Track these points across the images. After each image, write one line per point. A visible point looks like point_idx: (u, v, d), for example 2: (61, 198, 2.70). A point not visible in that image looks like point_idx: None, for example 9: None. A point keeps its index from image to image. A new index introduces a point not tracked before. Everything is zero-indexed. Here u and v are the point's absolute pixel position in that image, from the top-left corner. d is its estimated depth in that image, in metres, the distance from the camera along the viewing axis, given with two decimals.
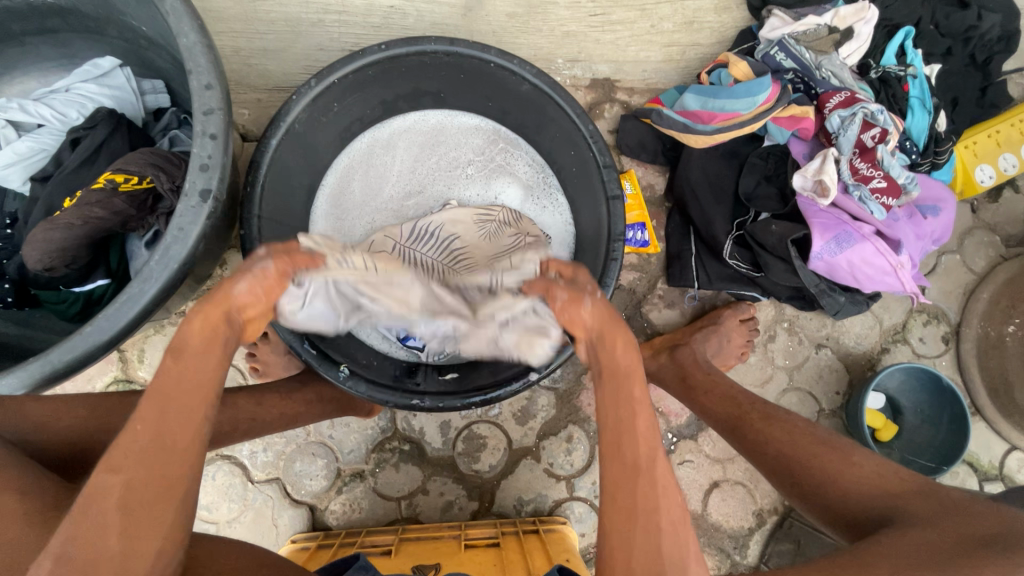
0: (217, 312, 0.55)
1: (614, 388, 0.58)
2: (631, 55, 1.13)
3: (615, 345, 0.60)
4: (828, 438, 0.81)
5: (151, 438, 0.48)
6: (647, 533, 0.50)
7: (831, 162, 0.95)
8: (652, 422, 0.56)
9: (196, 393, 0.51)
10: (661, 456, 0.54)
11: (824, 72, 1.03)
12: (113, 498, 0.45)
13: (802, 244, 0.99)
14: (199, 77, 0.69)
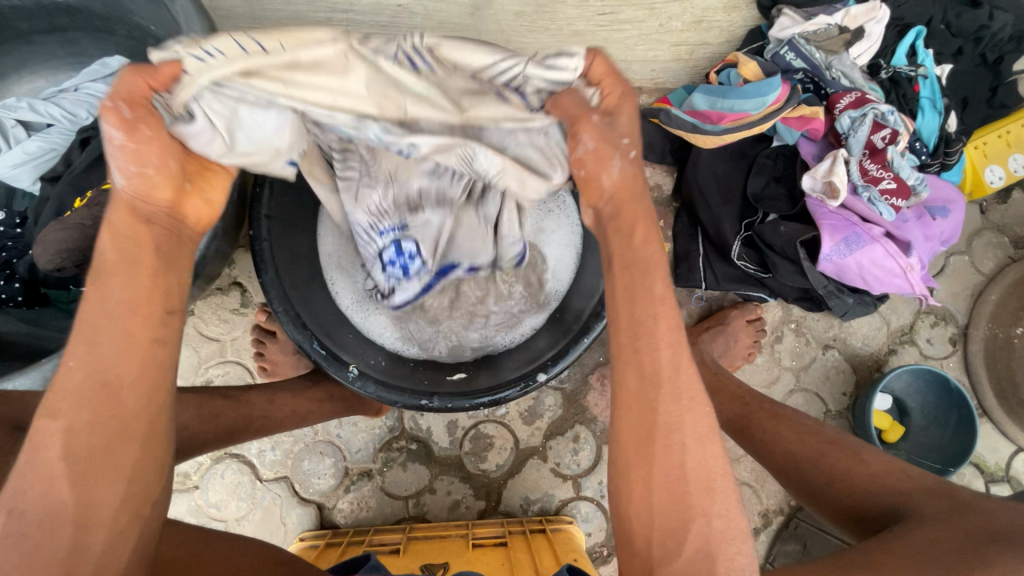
0: (128, 215, 0.48)
1: (636, 274, 0.53)
2: (640, 54, 1.12)
3: (631, 227, 0.54)
4: (839, 438, 0.80)
5: (87, 385, 0.44)
6: (670, 455, 0.50)
7: (841, 163, 0.95)
8: (676, 324, 0.53)
9: (127, 316, 0.46)
10: (687, 365, 0.52)
11: (834, 71, 1.03)
12: (54, 450, 0.43)
13: (811, 246, 0.99)
14: None
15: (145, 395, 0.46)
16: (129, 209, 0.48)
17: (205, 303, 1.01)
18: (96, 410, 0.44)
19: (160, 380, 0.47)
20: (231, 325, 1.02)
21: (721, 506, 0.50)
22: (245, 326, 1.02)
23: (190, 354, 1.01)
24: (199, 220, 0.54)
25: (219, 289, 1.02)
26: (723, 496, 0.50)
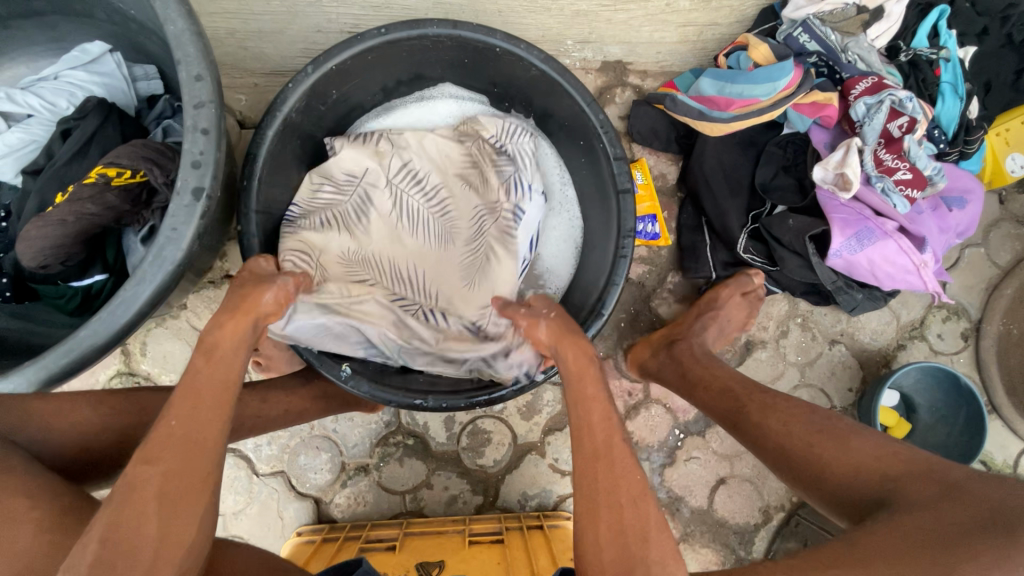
0: (239, 317, 0.66)
1: (579, 374, 0.68)
2: (645, 36, 1.06)
3: (573, 339, 0.71)
4: (826, 424, 0.76)
5: (184, 433, 0.55)
6: (614, 513, 0.58)
7: (854, 153, 0.90)
8: (609, 412, 0.65)
9: (221, 390, 0.60)
10: (618, 439, 0.63)
11: (850, 54, 0.98)
12: (151, 487, 0.51)
13: (821, 240, 0.95)
14: (189, 67, 0.66)
15: (215, 455, 0.56)
16: (247, 314, 0.66)
17: (197, 296, 0.99)
18: (180, 457, 0.53)
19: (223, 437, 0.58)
20: None
21: (660, 556, 0.55)
22: None
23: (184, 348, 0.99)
24: (279, 302, 0.71)
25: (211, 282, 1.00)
26: (663, 547, 0.56)
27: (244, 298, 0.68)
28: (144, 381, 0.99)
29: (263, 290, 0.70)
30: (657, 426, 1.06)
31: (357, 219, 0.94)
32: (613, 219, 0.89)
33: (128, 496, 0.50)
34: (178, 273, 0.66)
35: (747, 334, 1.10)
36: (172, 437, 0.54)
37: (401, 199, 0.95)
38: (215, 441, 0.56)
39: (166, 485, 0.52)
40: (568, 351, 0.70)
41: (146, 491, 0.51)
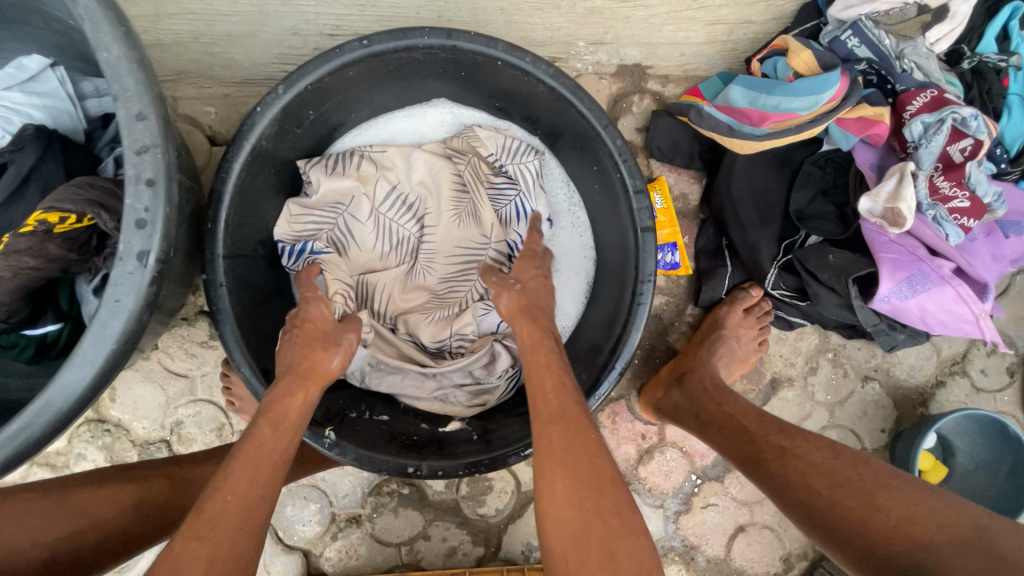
0: (300, 385, 0.65)
1: (532, 346, 0.67)
2: (668, 36, 0.93)
3: (530, 314, 0.71)
4: (846, 474, 0.62)
5: (238, 511, 0.53)
6: (569, 471, 0.56)
7: (909, 183, 0.79)
8: (564, 381, 0.64)
9: (274, 465, 0.58)
10: (571, 404, 0.61)
11: (906, 63, 0.85)
12: (198, 566, 0.48)
13: (865, 281, 0.85)
14: (127, 105, 0.55)
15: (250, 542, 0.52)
16: (318, 382, 0.66)
17: (170, 336, 0.90)
18: (228, 530, 0.51)
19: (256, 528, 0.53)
20: (200, 359, 0.92)
21: (616, 524, 0.54)
22: (216, 361, 0.92)
23: (157, 392, 0.91)
24: (340, 366, 0.70)
25: (184, 319, 0.91)
26: (613, 499, 0.55)
27: (309, 365, 0.67)
28: (115, 429, 0.90)
29: (330, 354, 0.69)
30: (672, 472, 0.98)
31: (342, 239, 0.85)
32: (632, 257, 0.78)
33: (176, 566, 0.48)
34: (125, 351, 0.56)
35: (773, 370, 1.01)
36: (226, 514, 0.52)
37: (383, 223, 0.86)
38: (258, 523, 0.54)
39: (214, 565, 0.49)
40: (522, 328, 0.69)
41: (195, 566, 0.48)
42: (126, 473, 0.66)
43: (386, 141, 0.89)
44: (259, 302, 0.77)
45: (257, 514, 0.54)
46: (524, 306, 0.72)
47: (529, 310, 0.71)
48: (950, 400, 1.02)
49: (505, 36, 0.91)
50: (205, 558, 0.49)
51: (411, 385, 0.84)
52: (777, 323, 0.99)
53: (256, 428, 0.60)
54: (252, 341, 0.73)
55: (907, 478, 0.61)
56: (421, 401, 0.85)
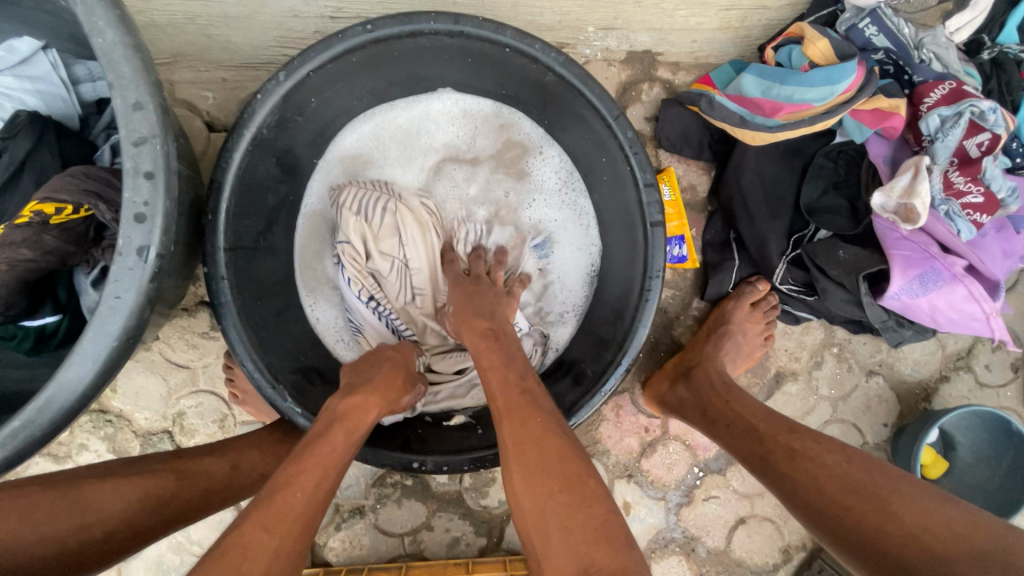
0: (371, 399, 0.65)
1: (484, 350, 0.66)
2: (680, 22, 0.90)
3: (473, 316, 0.71)
4: (860, 480, 0.62)
5: (303, 511, 0.53)
6: (522, 461, 0.54)
7: (924, 178, 0.77)
8: (515, 373, 0.63)
9: (337, 472, 0.58)
10: (520, 393, 0.60)
11: (925, 53, 0.82)
12: (262, 560, 0.48)
13: (874, 277, 0.84)
14: (123, 94, 0.53)
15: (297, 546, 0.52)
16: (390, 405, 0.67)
17: (170, 327, 0.89)
18: (293, 532, 0.51)
19: (306, 531, 0.53)
20: (202, 350, 0.91)
21: (565, 501, 0.51)
22: (217, 352, 0.91)
23: (158, 383, 0.90)
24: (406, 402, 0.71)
25: (185, 310, 0.90)
26: (568, 473, 0.53)
27: (392, 385, 0.68)
28: (116, 420, 0.90)
29: (405, 392, 0.71)
30: (674, 465, 0.99)
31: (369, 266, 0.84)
32: (640, 253, 0.78)
33: (241, 556, 0.48)
34: (126, 347, 0.55)
35: (778, 365, 1.00)
36: (291, 513, 0.52)
37: (404, 247, 0.85)
38: (310, 520, 0.54)
39: (277, 559, 0.49)
40: (466, 338, 0.70)
41: (258, 562, 0.48)
42: (130, 465, 0.63)
43: (405, 144, 0.89)
44: (261, 295, 0.76)
45: (315, 515, 0.55)
46: (463, 314, 0.72)
47: (468, 316, 0.71)
48: (953, 395, 1.02)
49: (512, 20, 0.88)
50: (271, 554, 0.49)
51: (449, 397, 0.85)
52: (783, 317, 0.98)
53: (330, 431, 0.60)
54: (257, 335, 0.72)
55: (922, 485, 0.60)
56: (467, 406, 0.85)
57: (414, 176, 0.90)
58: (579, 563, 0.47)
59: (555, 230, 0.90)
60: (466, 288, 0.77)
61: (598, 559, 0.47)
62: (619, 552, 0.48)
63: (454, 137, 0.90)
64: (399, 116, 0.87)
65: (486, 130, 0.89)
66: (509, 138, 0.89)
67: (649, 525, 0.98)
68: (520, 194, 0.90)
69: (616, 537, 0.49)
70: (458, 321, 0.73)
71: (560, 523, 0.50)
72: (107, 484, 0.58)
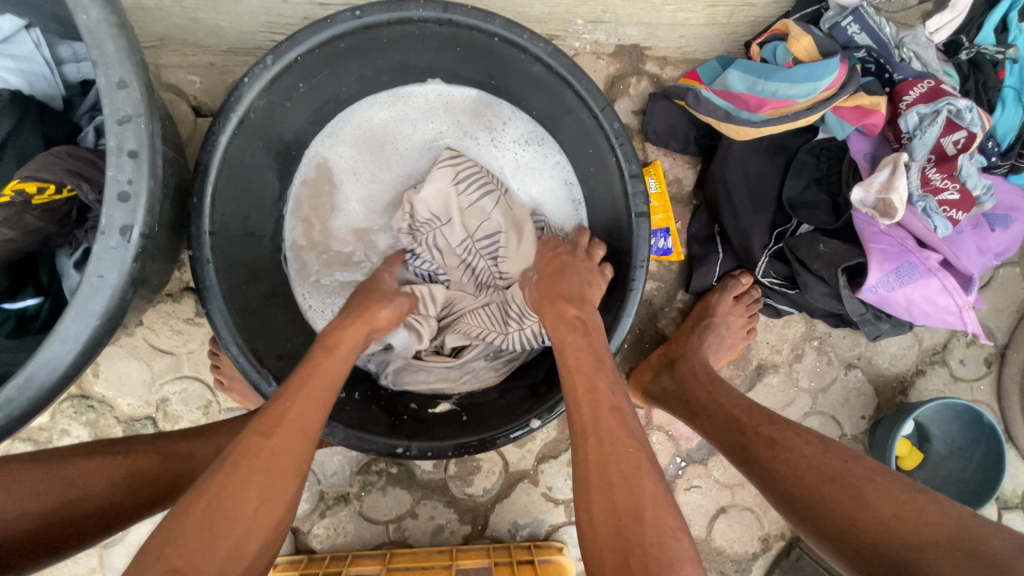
0: (349, 323, 0.70)
1: (571, 346, 0.68)
2: (668, 16, 0.91)
3: (562, 301, 0.73)
4: (837, 471, 0.63)
5: (296, 417, 0.57)
6: (604, 485, 0.55)
7: (902, 175, 0.79)
8: (609, 389, 0.63)
9: (328, 385, 0.62)
10: (610, 413, 0.61)
11: (905, 52, 0.84)
12: (259, 459, 0.53)
13: (854, 271, 0.86)
14: (107, 72, 0.53)
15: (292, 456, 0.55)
16: (368, 322, 0.72)
17: (154, 312, 0.89)
18: (286, 440, 0.55)
19: (303, 442, 0.57)
20: (186, 336, 0.90)
21: (654, 547, 0.50)
22: (202, 338, 0.91)
23: (141, 369, 0.90)
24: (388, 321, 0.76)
25: (169, 295, 0.89)
26: (659, 521, 0.52)
27: (364, 309, 0.73)
28: (98, 405, 0.89)
29: (382, 306, 0.75)
30: (657, 455, 1.00)
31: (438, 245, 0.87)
32: (627, 243, 0.78)
33: (242, 463, 0.52)
34: (109, 327, 0.55)
35: (759, 357, 1.02)
36: (288, 424, 0.56)
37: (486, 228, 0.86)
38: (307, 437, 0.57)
39: (271, 463, 0.53)
40: (551, 321, 0.72)
41: (257, 464, 0.53)
42: (114, 444, 0.63)
43: (394, 131, 0.89)
44: (246, 279, 0.76)
45: (312, 426, 0.58)
46: (550, 291, 0.75)
47: (559, 300, 0.73)
48: (929, 388, 1.04)
49: (501, 10, 0.88)
50: (264, 464, 0.53)
51: (441, 378, 0.86)
52: (766, 310, 1.00)
53: (315, 354, 0.65)
54: (242, 319, 0.72)
55: (895, 475, 0.61)
56: (457, 391, 0.86)
57: (407, 164, 0.91)
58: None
59: (546, 194, 0.90)
60: (559, 256, 0.79)
61: None
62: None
63: (437, 124, 0.90)
64: (378, 107, 0.88)
65: (470, 112, 0.89)
66: (490, 118, 0.89)
67: None
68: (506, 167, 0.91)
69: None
70: (546, 291, 0.76)
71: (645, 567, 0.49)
72: (90, 463, 0.58)
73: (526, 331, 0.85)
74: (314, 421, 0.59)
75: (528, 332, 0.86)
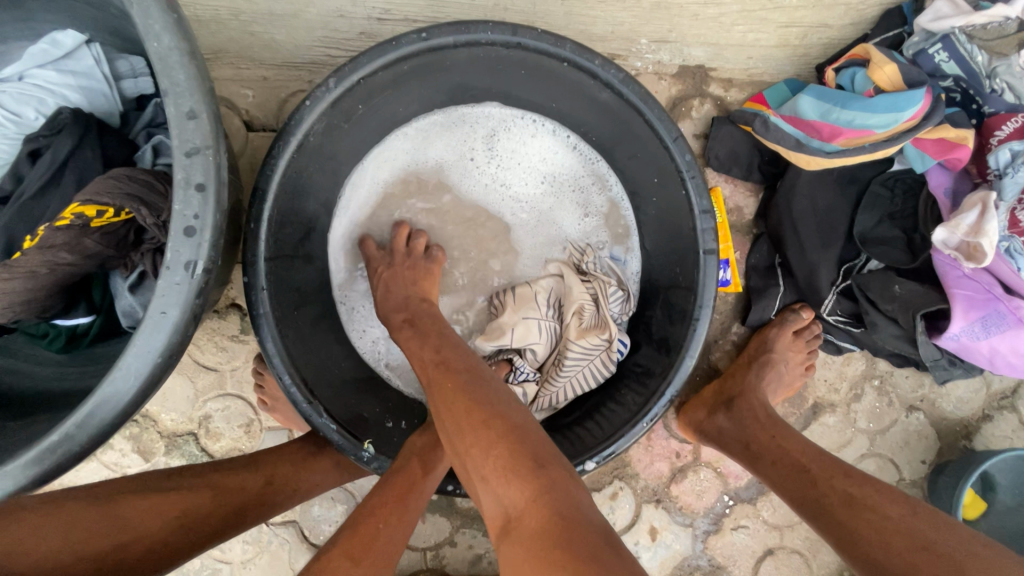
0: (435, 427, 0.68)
1: (405, 341, 0.68)
2: (737, 37, 0.87)
3: (393, 309, 0.73)
4: (930, 537, 0.59)
5: (387, 540, 0.57)
6: (444, 421, 0.57)
7: (993, 216, 0.73)
8: (436, 345, 0.64)
9: (417, 500, 0.61)
10: (436, 362, 0.62)
11: (997, 83, 0.77)
12: None
13: (931, 314, 0.81)
14: (178, 101, 0.50)
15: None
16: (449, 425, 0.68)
17: (201, 329, 0.88)
18: (375, 560, 0.54)
19: (387, 563, 0.56)
20: (230, 353, 0.89)
21: (477, 448, 0.52)
22: (246, 356, 0.90)
23: (185, 385, 0.89)
24: None
25: (215, 312, 0.88)
26: (478, 423, 0.53)
27: None
28: (142, 419, 0.88)
29: None
30: (704, 492, 0.97)
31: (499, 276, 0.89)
32: (691, 279, 0.74)
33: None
34: (168, 363, 0.54)
35: (816, 396, 0.97)
36: (375, 541, 0.56)
37: (529, 238, 0.89)
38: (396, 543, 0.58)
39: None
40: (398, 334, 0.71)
41: None
42: (166, 479, 0.61)
43: (422, 153, 0.85)
44: (297, 302, 0.74)
45: (398, 545, 0.58)
46: (387, 303, 0.73)
47: (389, 312, 0.73)
48: (996, 435, 0.99)
49: (563, 28, 0.85)
50: None
51: None
52: (825, 347, 0.95)
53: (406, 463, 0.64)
54: (293, 348, 0.70)
55: (997, 546, 0.57)
56: None
57: (455, 193, 0.87)
58: (500, 504, 0.49)
59: (584, 200, 0.88)
60: (381, 270, 0.77)
61: (511, 495, 0.48)
62: (527, 479, 0.48)
63: (485, 143, 0.86)
64: (423, 131, 0.85)
65: (496, 129, 0.86)
66: (519, 132, 0.86)
67: (675, 551, 0.96)
68: (543, 171, 0.88)
69: (527, 461, 0.50)
70: (381, 313, 0.74)
71: (480, 471, 0.51)
72: (144, 501, 0.57)
73: (595, 362, 0.82)
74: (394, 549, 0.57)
75: (595, 363, 0.82)
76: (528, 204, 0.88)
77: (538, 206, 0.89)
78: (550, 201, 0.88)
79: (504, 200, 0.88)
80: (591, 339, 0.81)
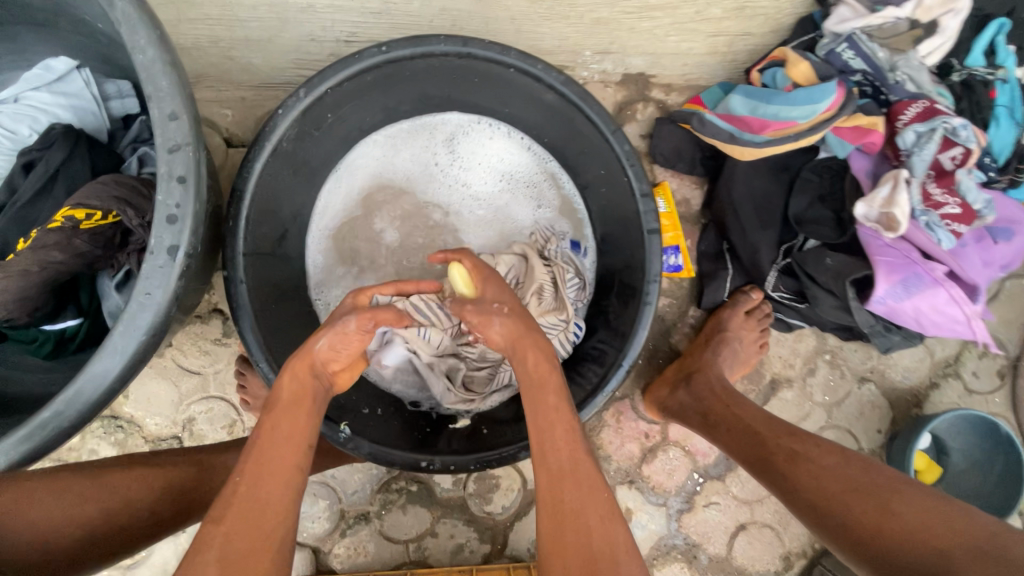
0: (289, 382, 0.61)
1: (536, 359, 0.64)
2: (671, 47, 0.97)
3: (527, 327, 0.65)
4: (860, 479, 0.65)
5: (248, 495, 0.53)
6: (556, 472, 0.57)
7: (903, 189, 0.82)
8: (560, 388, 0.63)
9: (281, 449, 0.56)
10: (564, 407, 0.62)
11: (899, 74, 0.87)
12: (212, 553, 0.49)
13: (862, 283, 0.89)
14: (160, 105, 0.57)
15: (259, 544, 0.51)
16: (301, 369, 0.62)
17: (184, 334, 0.92)
18: (234, 519, 0.51)
19: (262, 519, 0.52)
20: (213, 356, 0.93)
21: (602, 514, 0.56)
22: (228, 358, 0.94)
23: (170, 390, 0.92)
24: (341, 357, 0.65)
25: (198, 317, 0.93)
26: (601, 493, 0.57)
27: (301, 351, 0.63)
28: (127, 425, 0.91)
29: (316, 337, 0.63)
30: (674, 471, 1.01)
31: None
32: (639, 258, 0.81)
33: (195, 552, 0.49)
34: (152, 343, 0.58)
35: (773, 372, 1.03)
36: (235, 500, 0.52)
37: (488, 231, 0.97)
38: (280, 504, 0.53)
39: (225, 541, 0.50)
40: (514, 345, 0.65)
41: (210, 550, 0.49)
42: (153, 456, 0.65)
43: (389, 159, 0.94)
44: (275, 296, 0.79)
45: (273, 497, 0.53)
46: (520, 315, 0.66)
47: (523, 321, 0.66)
48: (944, 401, 1.05)
49: (514, 44, 0.95)
50: (212, 544, 0.50)
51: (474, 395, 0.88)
52: (776, 325, 1.02)
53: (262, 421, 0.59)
54: (270, 338, 0.74)
55: (919, 484, 0.64)
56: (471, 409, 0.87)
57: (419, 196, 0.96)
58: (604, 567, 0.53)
59: (538, 196, 0.96)
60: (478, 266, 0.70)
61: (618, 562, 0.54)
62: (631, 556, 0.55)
63: (446, 149, 0.95)
64: (388, 140, 0.94)
65: (456, 135, 0.95)
66: (477, 137, 0.95)
67: (650, 531, 0.99)
68: (498, 170, 0.96)
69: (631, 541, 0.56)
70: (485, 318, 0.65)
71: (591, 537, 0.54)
72: (134, 474, 0.60)
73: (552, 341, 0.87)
74: (273, 500, 0.53)
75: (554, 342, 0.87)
76: (486, 200, 0.97)
77: (496, 202, 0.97)
78: (507, 197, 0.97)
79: (464, 198, 0.96)
80: (549, 318, 0.87)
